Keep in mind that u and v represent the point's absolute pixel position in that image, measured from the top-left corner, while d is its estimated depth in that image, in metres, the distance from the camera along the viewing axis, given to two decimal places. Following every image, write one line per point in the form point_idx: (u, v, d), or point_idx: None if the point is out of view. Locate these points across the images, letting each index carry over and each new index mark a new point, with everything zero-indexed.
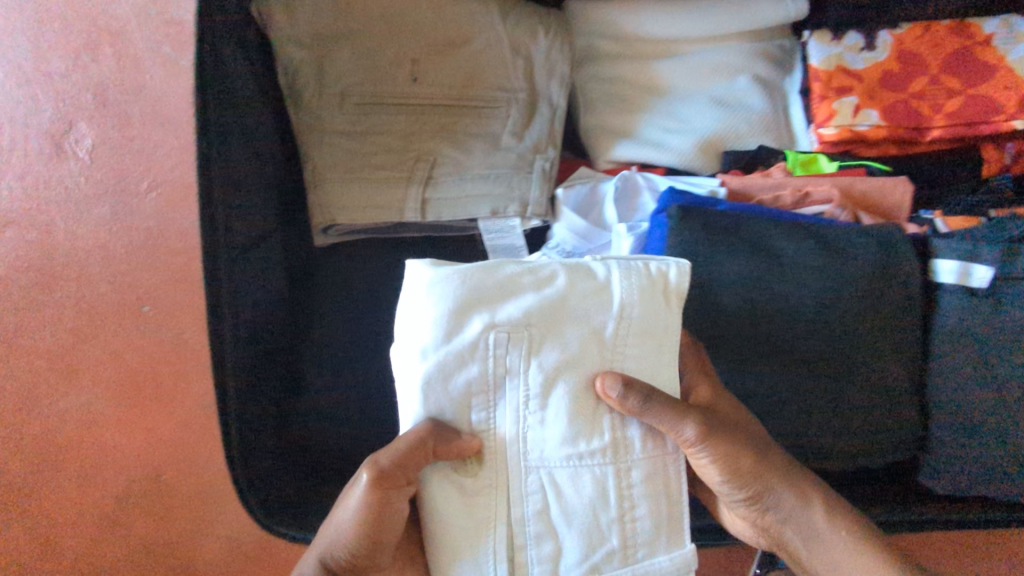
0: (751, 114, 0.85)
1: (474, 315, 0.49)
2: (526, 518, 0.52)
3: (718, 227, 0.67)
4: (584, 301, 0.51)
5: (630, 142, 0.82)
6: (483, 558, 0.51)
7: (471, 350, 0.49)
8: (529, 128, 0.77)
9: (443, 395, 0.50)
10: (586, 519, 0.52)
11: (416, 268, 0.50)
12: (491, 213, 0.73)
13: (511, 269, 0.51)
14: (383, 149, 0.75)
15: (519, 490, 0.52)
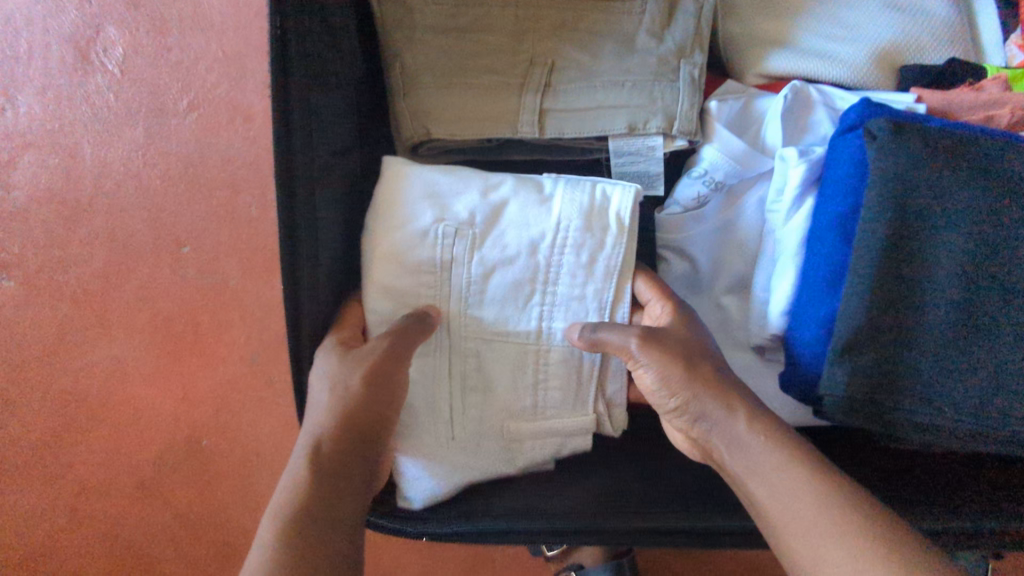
0: (934, 21, 0.68)
1: (428, 206, 0.55)
2: (470, 383, 0.56)
3: (935, 145, 0.51)
4: (538, 212, 0.55)
5: (785, 52, 0.66)
6: (441, 422, 0.55)
7: (424, 236, 0.54)
8: (671, 26, 0.61)
9: (399, 265, 0.54)
10: (523, 388, 0.57)
11: (391, 163, 0.56)
12: (627, 130, 0.57)
13: (469, 176, 0.56)
14: (489, 48, 0.60)
15: (459, 360, 0.56)
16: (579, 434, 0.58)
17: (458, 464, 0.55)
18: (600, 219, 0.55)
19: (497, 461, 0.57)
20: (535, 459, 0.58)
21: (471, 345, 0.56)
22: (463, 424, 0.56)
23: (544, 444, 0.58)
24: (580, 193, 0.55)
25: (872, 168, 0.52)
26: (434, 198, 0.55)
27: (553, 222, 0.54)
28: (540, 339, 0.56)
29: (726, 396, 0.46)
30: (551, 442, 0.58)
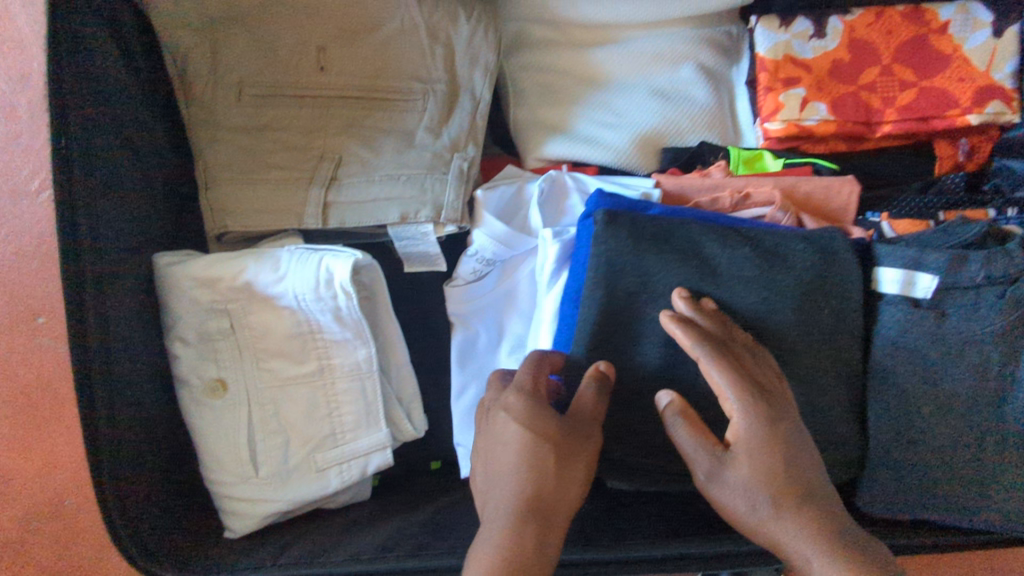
0: (692, 107, 0.79)
1: (197, 289, 0.65)
2: (266, 426, 0.69)
3: (651, 235, 0.61)
4: (302, 286, 0.64)
5: (560, 137, 0.76)
6: (242, 458, 0.68)
7: (200, 311, 0.66)
8: (447, 123, 0.70)
9: (194, 339, 0.67)
10: (316, 422, 0.70)
11: (160, 259, 0.65)
12: (400, 219, 0.66)
13: (229, 254, 0.65)
14: (282, 146, 0.68)
15: (252, 402, 0.69)
16: (378, 450, 0.72)
17: (262, 488, 0.68)
18: (331, 287, 0.64)
19: (295, 486, 0.69)
20: (342, 480, 0.71)
21: (268, 392, 0.69)
22: (265, 463, 0.69)
23: (349, 466, 0.71)
24: (308, 268, 0.63)
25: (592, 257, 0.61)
26: (197, 286, 0.65)
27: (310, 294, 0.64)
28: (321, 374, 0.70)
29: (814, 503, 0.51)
30: (354, 464, 0.71)
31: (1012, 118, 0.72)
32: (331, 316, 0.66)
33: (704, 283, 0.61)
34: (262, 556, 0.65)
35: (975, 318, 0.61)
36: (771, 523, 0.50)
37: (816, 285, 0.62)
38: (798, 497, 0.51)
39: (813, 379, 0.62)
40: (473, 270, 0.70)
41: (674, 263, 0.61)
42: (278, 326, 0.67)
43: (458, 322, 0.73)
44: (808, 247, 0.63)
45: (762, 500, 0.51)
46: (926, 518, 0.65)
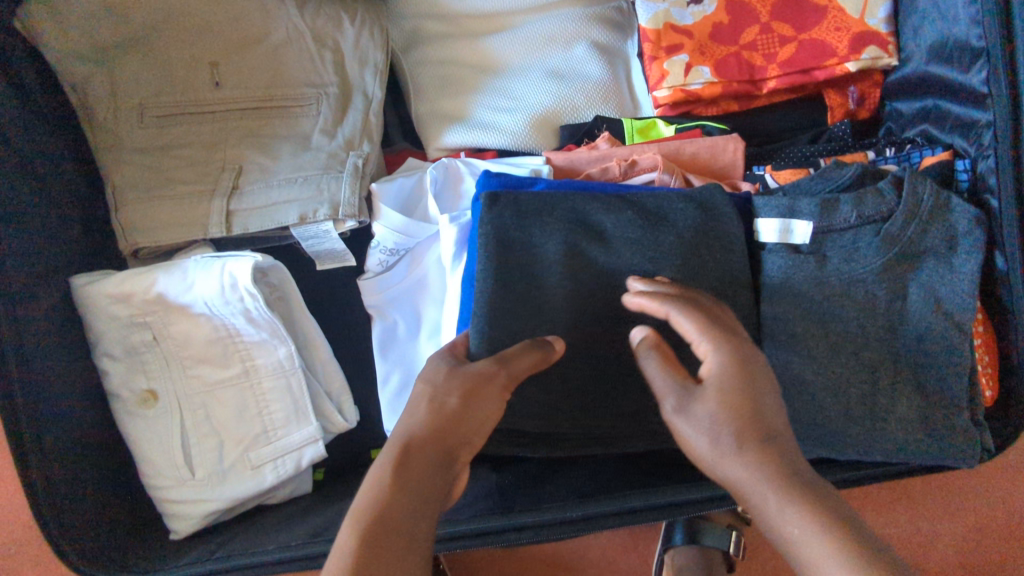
0: (586, 83, 0.81)
1: (115, 305, 0.68)
2: (200, 430, 0.71)
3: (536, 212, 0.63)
4: (209, 291, 0.67)
5: (459, 126, 0.78)
6: (177, 463, 0.70)
7: (121, 326, 0.69)
8: (341, 123, 0.73)
9: (121, 352, 0.70)
10: (248, 423, 0.72)
11: (76, 280, 0.68)
12: (300, 219, 0.69)
13: (141, 269, 0.68)
14: (186, 161, 0.71)
15: (184, 407, 0.71)
16: (310, 443, 0.74)
17: (199, 489, 0.70)
18: (237, 290, 0.67)
19: (231, 484, 0.71)
20: (279, 475, 0.73)
21: (197, 397, 0.71)
22: (200, 464, 0.70)
23: (284, 462, 0.73)
24: (213, 274, 0.66)
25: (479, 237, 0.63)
26: (112, 302, 0.68)
27: (215, 298, 0.68)
28: (247, 375, 0.72)
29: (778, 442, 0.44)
30: (287, 459, 0.73)
31: (890, 61, 0.74)
32: (244, 318, 0.70)
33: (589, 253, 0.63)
34: (200, 551, 0.68)
35: (855, 256, 0.63)
36: (729, 460, 0.44)
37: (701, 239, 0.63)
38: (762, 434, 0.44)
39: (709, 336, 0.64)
40: (380, 261, 0.72)
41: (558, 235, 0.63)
42: (198, 333, 0.70)
43: (375, 313, 0.75)
44: (689, 207, 0.64)
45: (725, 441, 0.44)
46: (837, 457, 0.66)
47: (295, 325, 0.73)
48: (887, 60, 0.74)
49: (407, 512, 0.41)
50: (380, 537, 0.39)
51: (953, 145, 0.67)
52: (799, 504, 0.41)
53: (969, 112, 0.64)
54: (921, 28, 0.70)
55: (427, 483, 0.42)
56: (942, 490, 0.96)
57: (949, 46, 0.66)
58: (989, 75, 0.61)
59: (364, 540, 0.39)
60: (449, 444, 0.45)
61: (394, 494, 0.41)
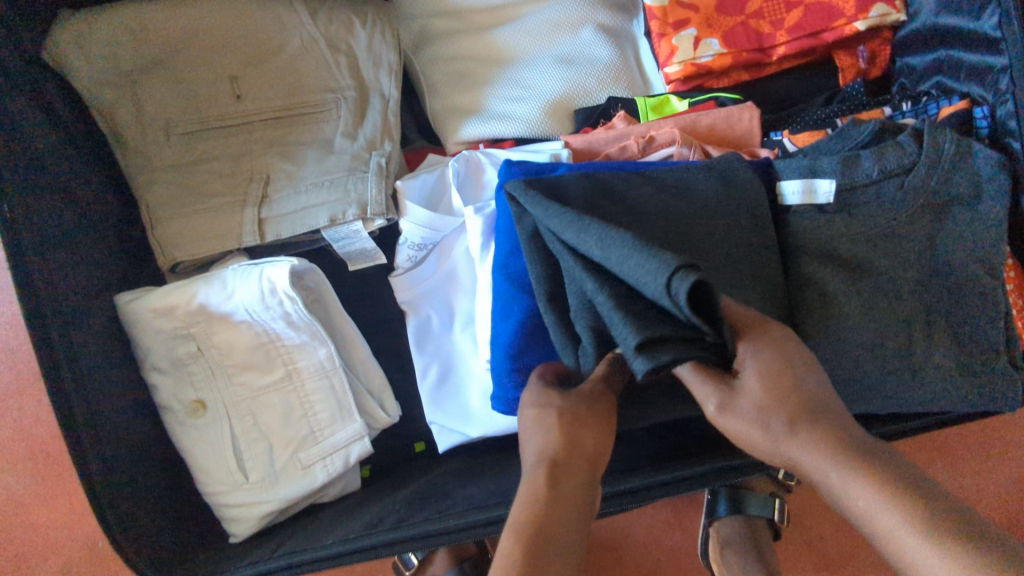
0: (597, 67, 0.82)
1: (159, 318, 0.70)
2: (250, 434, 0.73)
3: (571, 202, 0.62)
4: (249, 299, 0.69)
5: (475, 119, 0.80)
6: (230, 468, 0.72)
7: (167, 339, 0.71)
8: (361, 125, 0.75)
9: (168, 364, 0.72)
10: (295, 425, 0.74)
11: (120, 298, 0.71)
12: (330, 222, 0.70)
13: (180, 282, 0.70)
14: (215, 175, 0.73)
15: (234, 414, 0.73)
16: (356, 440, 0.76)
17: (254, 493, 0.72)
18: (276, 295, 0.69)
19: (284, 486, 0.73)
20: (329, 474, 0.75)
21: (246, 403, 0.73)
22: (253, 468, 0.72)
23: (333, 460, 0.75)
24: (252, 281, 0.68)
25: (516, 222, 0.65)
26: (157, 317, 0.70)
27: (256, 307, 0.70)
28: (291, 378, 0.74)
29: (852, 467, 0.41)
30: (336, 458, 0.75)
31: (898, 16, 0.74)
32: (284, 322, 0.71)
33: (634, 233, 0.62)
34: (260, 551, 0.70)
35: (880, 210, 0.64)
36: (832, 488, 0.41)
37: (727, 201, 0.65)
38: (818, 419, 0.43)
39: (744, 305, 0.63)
40: (409, 255, 0.74)
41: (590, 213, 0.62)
42: (240, 340, 0.72)
43: (409, 309, 0.77)
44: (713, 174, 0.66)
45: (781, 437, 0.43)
46: (877, 412, 0.67)
47: (332, 328, 0.75)
48: (895, 16, 0.74)
49: (558, 523, 0.44)
50: (541, 546, 0.43)
51: (969, 94, 0.67)
52: (878, 484, 0.40)
53: (983, 59, 0.65)
54: None
55: (571, 504, 0.45)
56: (977, 442, 0.96)
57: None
58: (1003, 19, 0.61)
59: (528, 547, 0.42)
60: (585, 461, 0.48)
61: (549, 504, 0.45)
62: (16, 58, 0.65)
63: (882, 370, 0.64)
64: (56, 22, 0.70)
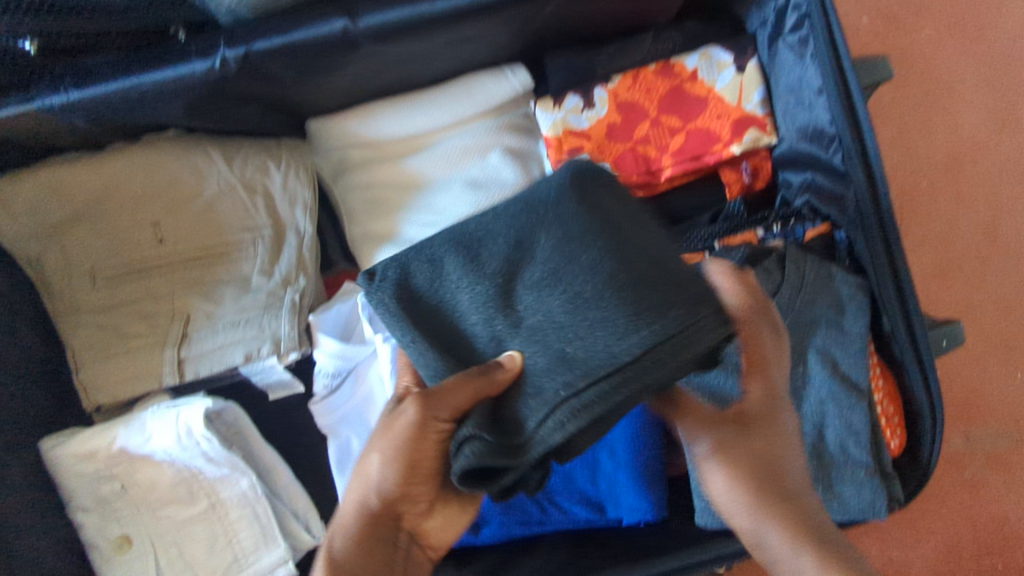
0: (504, 189, 0.88)
1: (80, 462, 0.72)
2: (174, 565, 0.75)
3: (470, 350, 0.55)
4: (167, 440, 0.72)
5: (388, 247, 0.86)
6: None
7: (89, 480, 0.73)
8: (277, 261, 0.79)
9: (92, 504, 0.74)
10: (219, 554, 0.77)
11: (42, 444, 0.73)
12: (246, 358, 0.74)
13: (101, 425, 0.73)
14: (138, 316, 0.77)
15: (160, 546, 0.76)
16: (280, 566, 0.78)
17: None
18: (192, 435, 0.71)
19: None
20: None
21: (170, 536, 0.76)
22: None
23: None
24: (168, 423, 0.71)
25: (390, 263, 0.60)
26: (80, 461, 0.72)
27: (175, 447, 0.72)
28: (215, 509, 0.77)
29: (789, 527, 0.54)
30: None
31: (770, 140, 0.81)
32: (205, 459, 0.74)
33: (548, 275, 0.53)
34: None
35: None
36: (768, 541, 0.55)
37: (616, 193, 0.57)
38: (761, 466, 0.57)
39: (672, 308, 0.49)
40: (325, 383, 0.78)
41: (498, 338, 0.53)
42: (163, 477, 0.75)
43: (329, 432, 0.80)
44: (566, 169, 0.57)
45: (729, 505, 0.58)
46: None
47: (253, 458, 0.78)
48: (768, 139, 0.81)
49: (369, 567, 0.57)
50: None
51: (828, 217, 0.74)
52: (807, 554, 0.53)
53: (834, 188, 0.72)
54: (788, 112, 0.77)
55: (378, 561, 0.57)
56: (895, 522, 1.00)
57: (810, 130, 0.73)
58: (844, 155, 0.68)
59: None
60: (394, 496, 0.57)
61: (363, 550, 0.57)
62: None
63: None
64: None
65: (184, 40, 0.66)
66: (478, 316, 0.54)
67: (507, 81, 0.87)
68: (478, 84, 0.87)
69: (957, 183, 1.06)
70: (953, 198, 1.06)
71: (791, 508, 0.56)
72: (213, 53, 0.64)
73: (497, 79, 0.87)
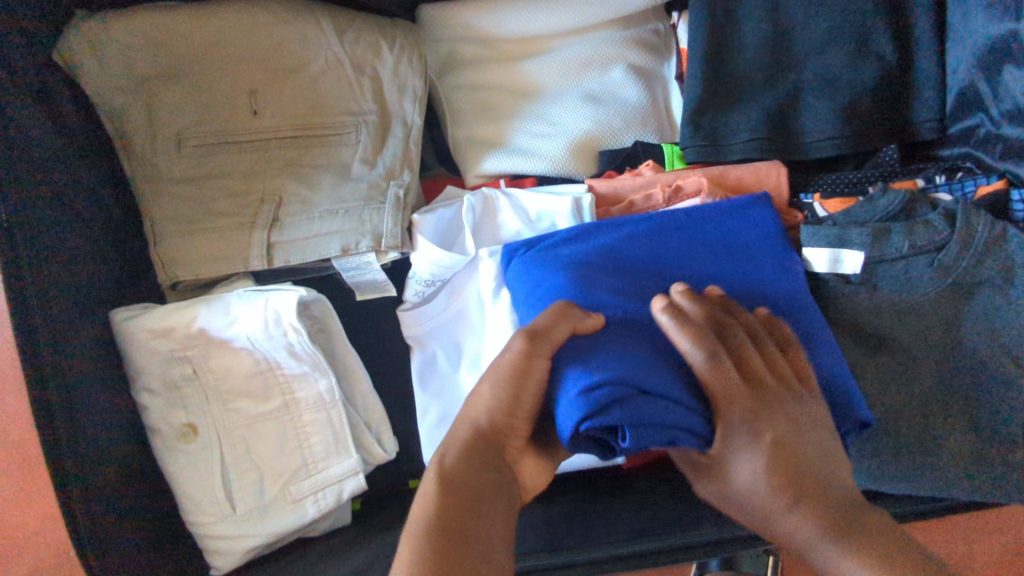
0: (626, 107, 0.80)
1: (153, 339, 0.67)
2: (241, 463, 0.71)
3: (749, 40, 0.72)
4: (253, 326, 0.66)
5: (497, 153, 0.78)
6: (217, 499, 0.69)
7: (160, 360, 0.68)
8: (381, 151, 0.72)
9: (164, 383, 0.69)
10: (287, 457, 0.72)
11: (116, 315, 0.67)
12: (342, 251, 0.68)
13: (180, 304, 0.66)
14: (225, 193, 0.70)
15: (228, 440, 0.71)
16: (351, 477, 0.74)
17: (239, 530, 0.69)
18: (280, 325, 0.66)
19: (271, 521, 0.70)
20: (320, 509, 0.73)
21: (238, 431, 0.71)
22: (241, 500, 0.70)
23: (325, 496, 0.73)
24: (256, 310, 0.65)
25: None
26: (154, 338, 0.67)
27: (258, 335, 0.67)
28: (287, 408, 0.72)
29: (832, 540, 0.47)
30: (328, 492, 0.73)
31: (926, 90, 0.73)
32: (287, 353, 0.69)
33: (815, 47, 0.72)
34: None
35: (908, 287, 0.63)
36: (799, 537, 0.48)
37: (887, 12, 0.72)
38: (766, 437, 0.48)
39: (880, 70, 0.72)
40: (416, 290, 0.72)
41: (765, 54, 0.72)
42: (240, 367, 0.70)
43: (415, 344, 0.74)
44: None
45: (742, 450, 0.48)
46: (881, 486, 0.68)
47: (333, 356, 0.73)
48: (921, 89, 0.73)
49: (460, 522, 0.43)
50: (445, 549, 0.42)
51: (1008, 174, 0.65)
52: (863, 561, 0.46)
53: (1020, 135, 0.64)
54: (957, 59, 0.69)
55: (484, 491, 0.46)
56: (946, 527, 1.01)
57: (998, 66, 0.65)
58: None
59: (429, 552, 0.42)
60: (487, 447, 0.48)
61: (446, 511, 0.44)
62: (23, 55, 0.62)
63: (883, 445, 0.65)
64: (73, 20, 0.66)
65: None
66: (755, 29, 0.72)
67: None
68: None
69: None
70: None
71: (808, 457, 0.49)
72: None
73: None
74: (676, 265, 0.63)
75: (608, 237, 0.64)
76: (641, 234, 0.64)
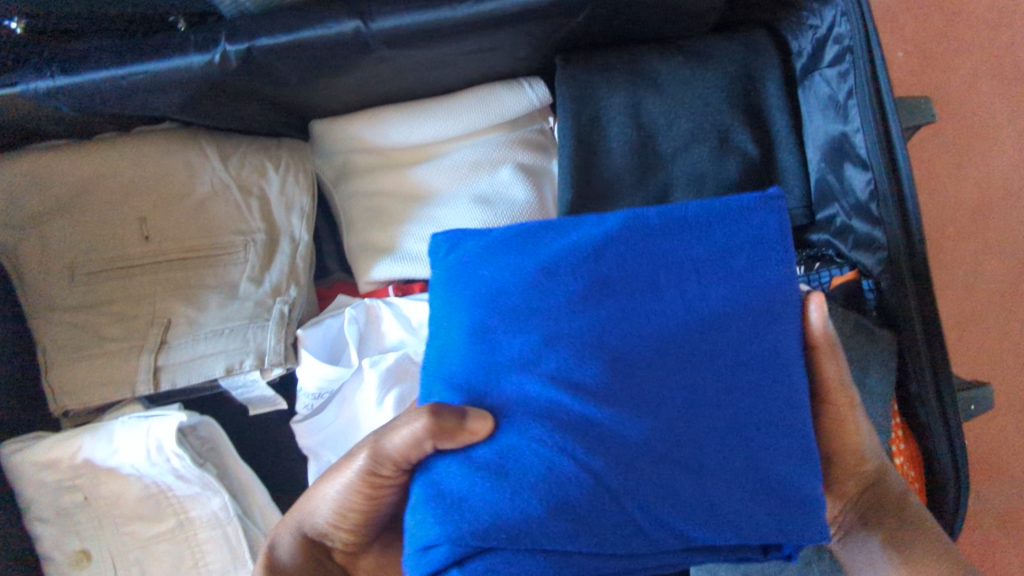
0: (511, 207, 0.82)
1: (35, 475, 0.67)
2: None
3: (617, 141, 0.76)
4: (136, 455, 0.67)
5: (385, 260, 0.81)
6: None
7: (45, 492, 0.68)
8: (268, 268, 0.75)
9: (51, 514, 0.69)
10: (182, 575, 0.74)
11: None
12: (226, 371, 0.69)
13: (60, 437, 0.67)
14: (116, 317, 0.72)
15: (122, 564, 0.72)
16: None
17: None
18: (163, 452, 0.68)
19: None
20: None
21: (132, 553, 0.72)
22: None
23: None
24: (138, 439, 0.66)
25: (560, 80, 0.75)
26: (42, 470, 0.67)
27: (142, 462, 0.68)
28: (181, 527, 0.74)
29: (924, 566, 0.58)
30: None
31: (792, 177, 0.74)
32: (174, 476, 0.70)
33: (679, 147, 0.75)
34: None
35: None
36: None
37: (745, 110, 0.75)
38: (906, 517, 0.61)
39: (743, 164, 0.74)
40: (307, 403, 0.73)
41: (631, 154, 0.75)
42: (130, 490, 0.71)
43: (310, 454, 0.75)
44: (735, 50, 0.75)
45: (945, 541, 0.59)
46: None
47: (225, 473, 0.74)
48: (788, 178, 0.74)
49: None
50: None
51: (858, 264, 0.69)
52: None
53: (868, 228, 0.67)
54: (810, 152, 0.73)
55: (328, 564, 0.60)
56: None
57: (840, 162, 0.69)
58: (877, 198, 0.64)
59: None
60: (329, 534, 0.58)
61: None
62: None
63: None
64: None
65: (182, 31, 0.63)
66: (620, 132, 0.76)
67: (525, 94, 0.82)
68: (493, 95, 0.82)
69: (971, 232, 1.05)
70: (958, 250, 1.06)
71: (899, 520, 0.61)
72: (215, 47, 0.61)
73: (515, 93, 0.82)
74: (639, 302, 0.51)
75: (587, 248, 0.53)
76: (607, 251, 0.53)
